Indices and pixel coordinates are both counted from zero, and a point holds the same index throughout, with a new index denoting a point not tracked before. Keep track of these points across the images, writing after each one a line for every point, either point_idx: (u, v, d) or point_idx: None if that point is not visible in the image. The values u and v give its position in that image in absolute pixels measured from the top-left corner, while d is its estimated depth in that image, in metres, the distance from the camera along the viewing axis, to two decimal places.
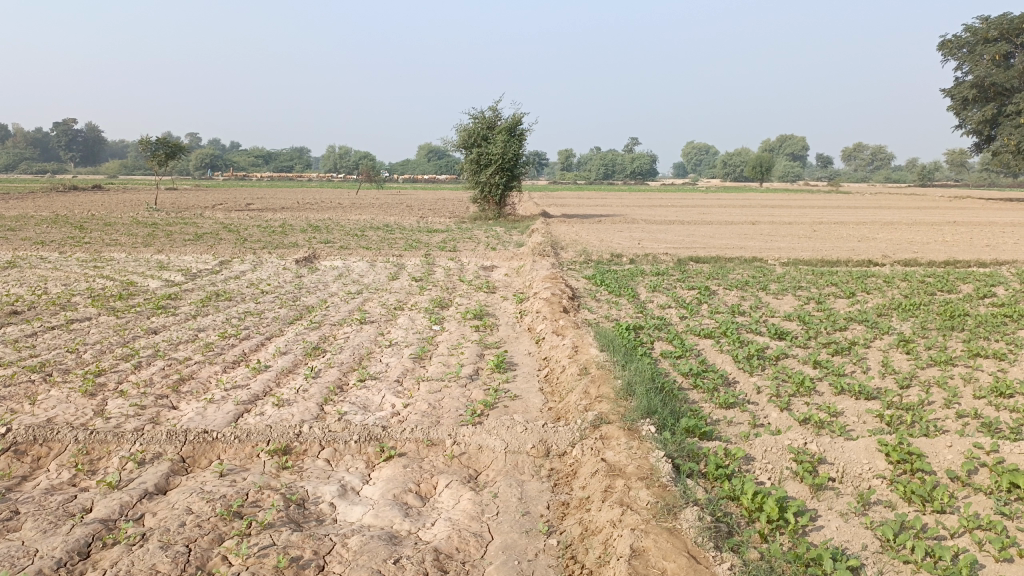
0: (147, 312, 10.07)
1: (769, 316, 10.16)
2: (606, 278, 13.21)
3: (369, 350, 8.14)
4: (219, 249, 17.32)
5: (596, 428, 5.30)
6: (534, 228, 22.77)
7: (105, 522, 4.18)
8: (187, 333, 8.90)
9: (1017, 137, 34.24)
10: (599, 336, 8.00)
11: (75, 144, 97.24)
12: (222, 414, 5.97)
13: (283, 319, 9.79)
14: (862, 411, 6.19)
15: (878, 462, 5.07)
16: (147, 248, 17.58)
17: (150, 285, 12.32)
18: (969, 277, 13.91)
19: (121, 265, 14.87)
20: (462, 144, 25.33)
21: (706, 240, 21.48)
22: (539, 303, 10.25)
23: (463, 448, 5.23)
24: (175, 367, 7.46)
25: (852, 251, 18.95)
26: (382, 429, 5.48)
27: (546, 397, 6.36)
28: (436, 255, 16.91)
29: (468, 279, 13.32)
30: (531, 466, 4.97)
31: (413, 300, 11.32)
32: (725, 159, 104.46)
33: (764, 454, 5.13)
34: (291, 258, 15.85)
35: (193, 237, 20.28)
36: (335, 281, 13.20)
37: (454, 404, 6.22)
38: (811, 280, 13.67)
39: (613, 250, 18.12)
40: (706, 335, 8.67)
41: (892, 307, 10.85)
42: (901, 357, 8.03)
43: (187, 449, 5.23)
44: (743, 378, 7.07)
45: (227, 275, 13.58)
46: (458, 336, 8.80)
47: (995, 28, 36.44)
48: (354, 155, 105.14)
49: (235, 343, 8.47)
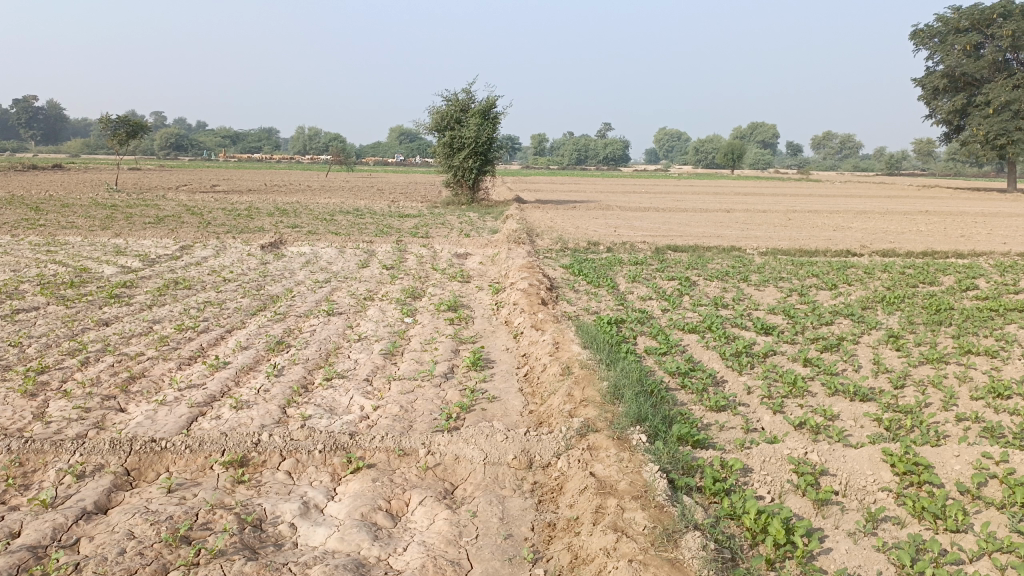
0: (99, 302, 9.46)
1: (753, 310, 9.82)
2: (584, 267, 12.84)
3: (337, 345, 7.65)
4: (180, 233, 16.61)
5: (583, 437, 4.90)
6: (508, 214, 22.31)
7: (33, 549, 3.69)
8: (141, 325, 8.35)
9: (986, 127, 34.52)
10: (581, 331, 7.61)
11: (35, 121, 94.08)
12: (174, 419, 5.48)
13: (245, 310, 9.25)
14: (859, 415, 5.88)
15: (883, 473, 4.75)
16: (104, 232, 16.78)
17: (104, 272, 11.67)
18: (949, 268, 13.74)
19: (75, 250, 14.16)
20: (435, 127, 24.70)
21: (682, 228, 21.19)
22: (516, 293, 9.82)
23: (438, 459, 4.81)
24: (125, 364, 6.91)
25: (830, 240, 18.79)
26: (349, 437, 5.04)
27: (526, 399, 5.96)
28: (408, 241, 16.41)
29: (441, 268, 12.85)
30: (513, 479, 4.55)
31: (384, 290, 10.83)
32: (697, 145, 104.56)
33: (763, 466, 4.77)
34: (256, 243, 15.24)
35: (154, 220, 19.48)
36: (302, 269, 12.64)
37: (427, 407, 5.79)
38: (792, 270, 13.39)
39: (590, 238, 17.75)
40: (691, 330, 8.31)
41: (877, 301, 10.60)
42: (893, 355, 7.74)
43: (132, 461, 4.75)
44: (733, 378, 6.72)
45: (187, 262, 12.94)
46: (431, 330, 8.35)
47: (966, 18, 36.32)
48: (323, 137, 103.52)
49: (192, 337, 7.94)
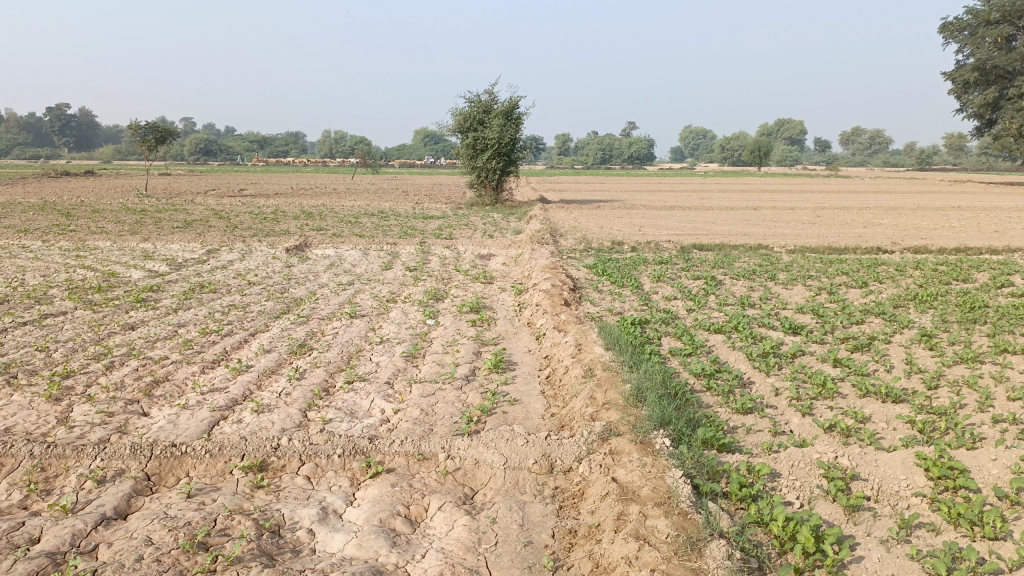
0: (125, 306, 9.54)
1: (780, 309, 9.65)
2: (607, 267, 12.73)
3: (359, 347, 7.63)
4: (207, 237, 16.77)
5: (606, 441, 4.80)
6: (531, 214, 22.25)
7: (52, 555, 3.67)
8: (166, 329, 8.39)
9: (1019, 121, 33.81)
10: (604, 332, 7.50)
11: (68, 129, 95.89)
12: (195, 423, 5.47)
13: (268, 313, 9.27)
14: (891, 417, 5.72)
15: (917, 478, 4.60)
16: (132, 237, 16.97)
17: (131, 276, 11.78)
18: (982, 265, 13.43)
19: (104, 254, 14.33)
20: (458, 128, 24.70)
21: (707, 226, 20.96)
22: (539, 294, 9.74)
23: (458, 464, 4.74)
24: (149, 368, 6.94)
25: (859, 237, 18.47)
26: (368, 441, 4.99)
27: (548, 402, 5.87)
28: (431, 243, 16.40)
29: (464, 269, 12.82)
30: (534, 484, 4.47)
31: (407, 292, 10.82)
32: (723, 142, 103.67)
33: (791, 470, 4.64)
34: (281, 246, 15.32)
35: (182, 224, 19.70)
36: (326, 271, 12.67)
37: (448, 410, 5.74)
38: (820, 268, 13.17)
39: (614, 237, 17.62)
40: (716, 330, 8.17)
41: (908, 299, 10.36)
42: (925, 354, 7.54)
43: (153, 466, 4.74)
44: (760, 379, 6.58)
45: (213, 265, 13.03)
46: (453, 331, 8.30)
47: (998, 10, 35.60)
48: (348, 140, 104.25)
49: (216, 340, 7.96)
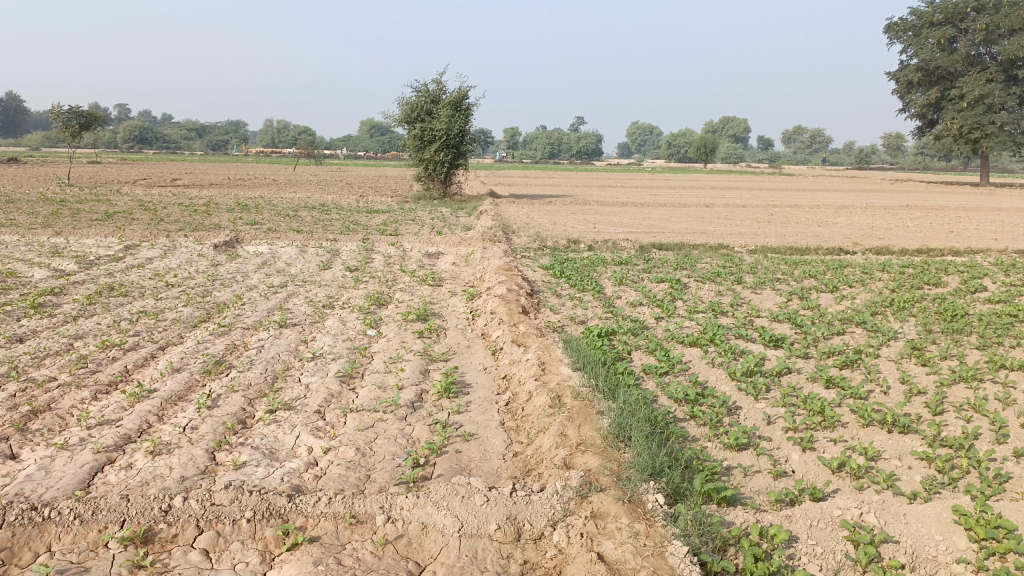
0: (17, 312, 8.25)
1: (754, 317, 8.89)
2: (566, 268, 11.88)
3: (286, 366, 6.58)
4: (127, 231, 15.35)
5: (585, 499, 3.91)
6: (482, 210, 21.24)
7: None
8: (60, 342, 7.18)
9: (960, 121, 34.42)
10: (569, 347, 6.60)
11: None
12: (72, 471, 4.39)
13: (186, 321, 8.11)
14: (904, 452, 4.96)
15: (957, 539, 3.81)
16: (43, 231, 15.37)
17: (33, 276, 10.42)
18: (948, 267, 13.01)
19: (8, 250, 12.82)
20: (404, 119, 23.52)
21: (663, 224, 20.27)
22: (493, 300, 8.79)
23: (401, 529, 3.79)
24: (28, 394, 5.75)
25: (818, 237, 18.05)
26: (287, 499, 3.99)
27: (510, 437, 4.97)
28: (375, 239, 15.35)
29: (410, 269, 11.81)
30: (496, 558, 3.55)
31: (346, 296, 9.75)
32: (670, 139, 104.17)
33: (811, 532, 3.82)
34: (210, 242, 14.01)
35: (102, 216, 18.14)
36: (256, 271, 11.50)
37: (390, 449, 4.76)
38: (786, 270, 12.54)
39: (569, 235, 16.82)
40: (691, 343, 7.37)
41: (885, 305, 9.73)
42: (920, 371, 6.85)
43: (3, 538, 3.65)
44: (748, 405, 5.77)
45: (129, 263, 11.75)
46: (397, 345, 7.30)
47: (940, 12, 35.55)
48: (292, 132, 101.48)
49: (117, 357, 6.79)
